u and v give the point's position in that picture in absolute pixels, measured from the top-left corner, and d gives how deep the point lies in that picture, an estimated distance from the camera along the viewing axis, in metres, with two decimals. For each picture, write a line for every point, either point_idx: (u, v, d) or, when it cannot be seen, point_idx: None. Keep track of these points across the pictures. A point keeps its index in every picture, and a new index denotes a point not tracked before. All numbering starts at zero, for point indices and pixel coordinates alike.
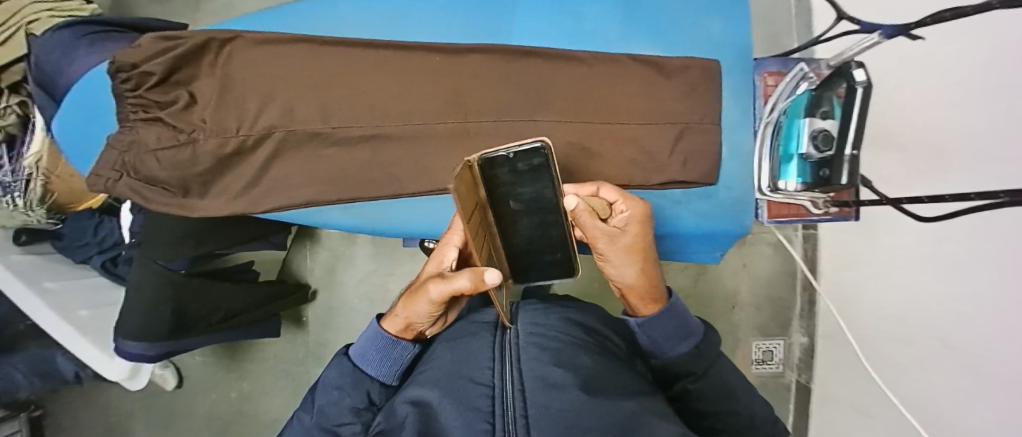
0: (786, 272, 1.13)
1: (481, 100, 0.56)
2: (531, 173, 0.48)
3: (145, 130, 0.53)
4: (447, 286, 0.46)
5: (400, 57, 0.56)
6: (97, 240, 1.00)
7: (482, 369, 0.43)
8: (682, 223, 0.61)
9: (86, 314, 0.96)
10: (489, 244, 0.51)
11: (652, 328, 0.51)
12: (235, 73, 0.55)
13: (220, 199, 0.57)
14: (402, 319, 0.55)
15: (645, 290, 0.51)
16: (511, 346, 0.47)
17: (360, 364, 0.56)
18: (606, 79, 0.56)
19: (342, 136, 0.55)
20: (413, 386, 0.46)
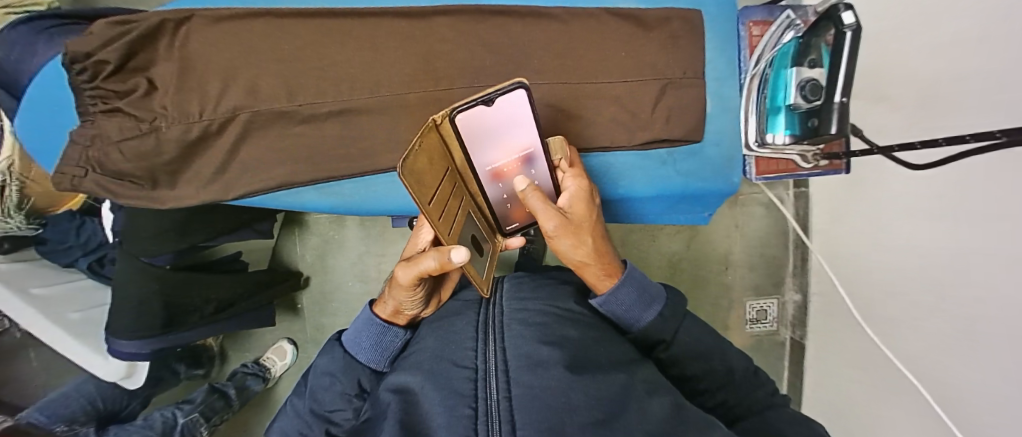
0: (779, 231, 1.12)
1: (456, 65, 0.53)
2: (506, 123, 0.48)
3: (106, 122, 0.50)
4: (418, 267, 0.47)
5: (366, 25, 0.53)
6: (81, 242, 0.97)
7: (465, 350, 0.43)
8: (669, 183, 0.59)
9: (76, 317, 0.92)
10: (467, 207, 0.50)
11: (613, 303, 0.51)
12: (193, 54, 0.51)
13: (191, 188, 0.55)
14: (392, 308, 0.56)
15: (599, 267, 0.52)
16: (495, 326, 0.46)
17: (352, 351, 0.56)
18: (584, 36, 0.53)
19: (311, 113, 0.53)
20: (398, 370, 0.46)
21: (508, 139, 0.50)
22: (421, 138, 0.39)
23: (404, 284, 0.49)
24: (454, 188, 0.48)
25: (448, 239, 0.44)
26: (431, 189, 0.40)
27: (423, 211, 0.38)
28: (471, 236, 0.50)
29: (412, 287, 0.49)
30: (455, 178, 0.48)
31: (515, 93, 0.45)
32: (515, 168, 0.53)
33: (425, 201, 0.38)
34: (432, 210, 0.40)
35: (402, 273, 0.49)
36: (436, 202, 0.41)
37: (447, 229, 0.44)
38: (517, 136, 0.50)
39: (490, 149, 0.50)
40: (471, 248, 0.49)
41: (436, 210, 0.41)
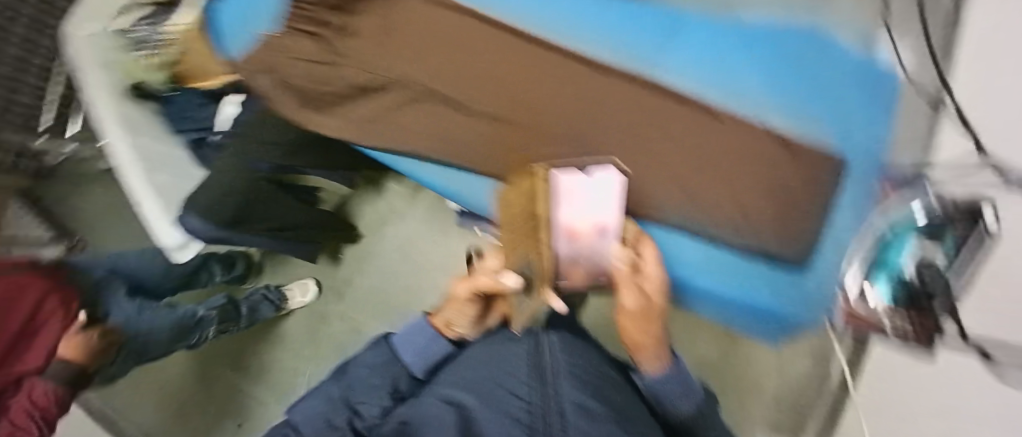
0: (813, 389, 1.00)
1: (608, 113, 0.56)
2: (596, 197, 0.53)
3: (305, 46, 0.61)
4: (485, 279, 0.58)
5: (547, 51, 0.59)
6: (195, 116, 1.06)
7: (520, 384, 0.45)
8: (759, 297, 0.56)
9: (164, 177, 1.00)
10: (535, 253, 0.56)
11: (659, 385, 0.51)
12: (394, 22, 0.61)
13: (338, 123, 0.60)
14: (446, 321, 0.62)
15: (653, 347, 0.52)
16: (548, 370, 0.48)
17: (399, 347, 0.59)
18: (734, 131, 0.54)
19: (468, 104, 0.58)
20: (446, 385, 0.48)
21: (591, 204, 0.52)
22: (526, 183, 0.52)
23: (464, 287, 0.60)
24: (531, 231, 0.56)
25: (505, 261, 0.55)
26: (514, 217, 0.53)
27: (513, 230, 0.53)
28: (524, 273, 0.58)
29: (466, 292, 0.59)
30: (537, 227, 0.55)
31: (608, 172, 0.53)
32: (589, 236, 0.53)
33: (505, 222, 0.52)
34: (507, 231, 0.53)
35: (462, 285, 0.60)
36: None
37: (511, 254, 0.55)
38: (599, 206, 0.52)
39: (577, 218, 0.52)
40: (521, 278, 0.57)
41: (509, 234, 0.52)
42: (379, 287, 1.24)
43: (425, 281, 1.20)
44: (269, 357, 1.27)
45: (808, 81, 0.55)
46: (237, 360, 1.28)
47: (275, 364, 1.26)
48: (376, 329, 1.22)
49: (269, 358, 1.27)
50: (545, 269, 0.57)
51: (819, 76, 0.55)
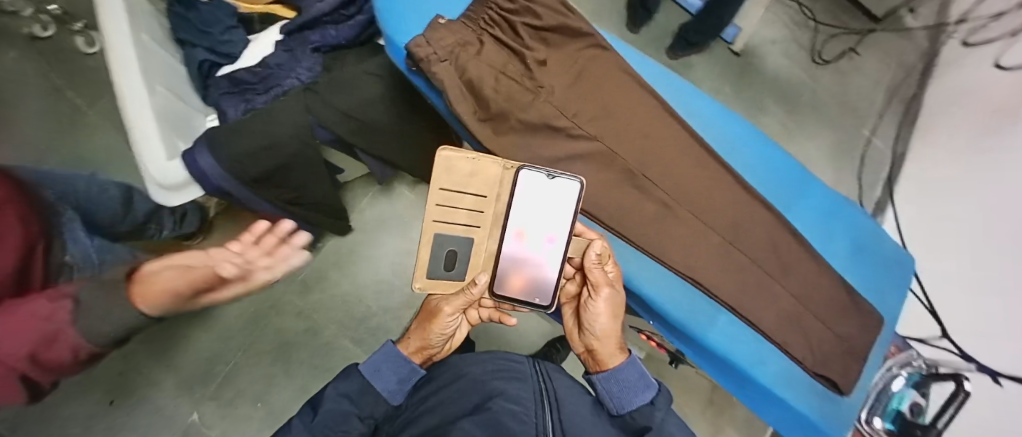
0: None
1: (749, 236, 0.63)
2: (547, 193, 0.55)
3: (496, 55, 0.58)
4: (439, 279, 0.56)
5: (714, 161, 0.63)
6: (218, 37, 0.97)
7: (526, 407, 0.60)
8: (810, 411, 0.63)
9: (162, 92, 0.87)
10: (474, 236, 0.56)
11: (613, 379, 0.54)
12: (589, 73, 0.61)
13: (504, 145, 0.57)
14: (414, 346, 0.68)
15: (612, 342, 0.57)
16: (551, 400, 0.64)
17: (371, 377, 0.63)
18: (838, 285, 0.65)
19: (647, 183, 0.60)
20: (453, 397, 0.63)
21: (544, 218, 0.56)
22: (475, 154, 0.53)
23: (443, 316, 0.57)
24: (474, 213, 0.55)
25: (433, 231, 0.54)
26: (458, 185, 0.53)
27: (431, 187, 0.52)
28: (451, 251, 0.55)
29: (454, 316, 0.57)
30: (485, 208, 0.55)
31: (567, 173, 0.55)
32: (539, 249, 0.56)
33: (438, 182, 0.52)
34: (438, 193, 0.53)
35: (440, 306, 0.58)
36: (455, 196, 0.53)
37: (446, 223, 0.54)
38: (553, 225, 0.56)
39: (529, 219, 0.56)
40: (443, 259, 0.55)
41: (442, 197, 0.53)
42: (351, 293, 1.13)
43: (408, 302, 1.13)
44: (190, 335, 1.06)
45: (877, 259, 0.70)
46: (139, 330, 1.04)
47: (192, 347, 1.06)
48: (337, 338, 1.10)
49: (188, 338, 1.06)
50: (479, 261, 0.56)
51: (875, 260, 0.70)
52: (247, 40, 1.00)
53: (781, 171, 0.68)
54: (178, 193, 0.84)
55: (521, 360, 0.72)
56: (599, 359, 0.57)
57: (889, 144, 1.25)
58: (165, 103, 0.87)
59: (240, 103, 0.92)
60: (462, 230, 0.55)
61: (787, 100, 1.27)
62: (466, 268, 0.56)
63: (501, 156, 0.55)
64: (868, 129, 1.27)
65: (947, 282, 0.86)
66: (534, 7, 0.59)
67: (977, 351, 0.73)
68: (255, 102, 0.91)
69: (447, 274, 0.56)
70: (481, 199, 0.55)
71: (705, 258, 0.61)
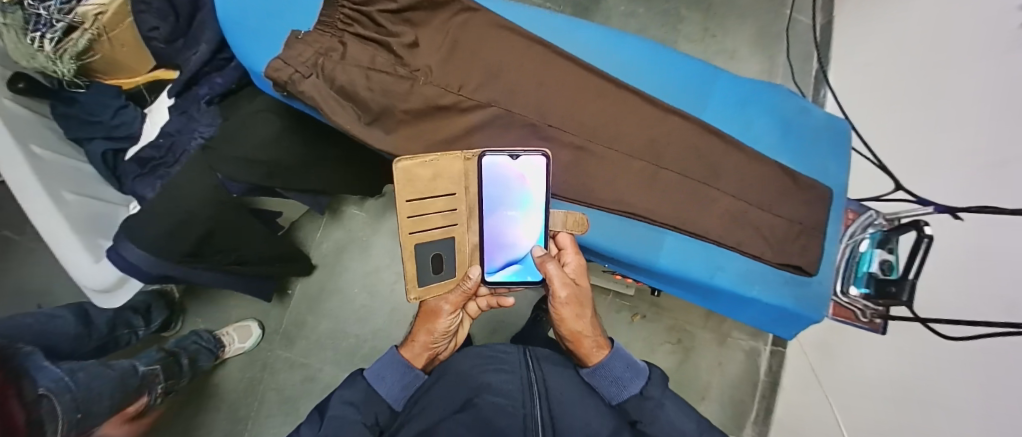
0: (750, 382, 1.13)
1: (671, 152, 0.62)
2: (521, 182, 0.56)
3: (362, 51, 0.55)
4: (434, 283, 0.58)
5: (614, 90, 0.61)
6: (112, 124, 0.92)
7: (514, 398, 0.65)
8: (782, 301, 0.62)
9: (73, 199, 0.84)
10: (454, 236, 0.57)
11: (601, 371, 0.63)
12: (464, 39, 0.58)
13: (400, 140, 0.55)
14: (421, 345, 0.67)
15: (590, 339, 0.64)
16: (539, 383, 0.67)
17: (375, 384, 0.63)
18: (772, 172, 0.64)
19: (554, 133, 0.59)
20: (448, 392, 0.66)
21: (514, 203, 0.57)
22: (434, 156, 0.53)
23: (440, 315, 0.57)
24: (448, 214, 0.56)
25: (413, 244, 0.55)
26: (425, 192, 0.54)
27: (401, 200, 0.53)
28: (435, 255, 0.57)
29: (456, 309, 0.58)
30: (457, 207, 0.56)
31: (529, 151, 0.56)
32: (520, 227, 0.58)
33: (406, 194, 0.53)
34: (407, 206, 0.53)
35: (447, 301, 0.58)
36: (426, 203, 0.54)
37: (422, 230, 0.55)
38: (526, 208, 0.57)
39: (502, 208, 0.57)
40: (430, 265, 0.57)
41: (413, 208, 0.54)
42: (336, 327, 1.13)
43: (393, 316, 1.13)
44: (196, 418, 1.08)
45: (807, 132, 0.69)
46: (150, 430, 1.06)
47: (203, 429, 1.07)
48: (336, 376, 1.11)
49: (195, 421, 1.07)
50: (465, 255, 0.59)
51: (806, 135, 0.69)
52: (142, 115, 0.95)
53: (685, 76, 0.67)
54: (118, 295, 0.83)
55: (512, 348, 0.74)
56: (585, 356, 0.65)
57: (813, 18, 1.22)
58: (81, 208, 0.85)
59: (156, 181, 0.89)
60: (442, 234, 0.57)
61: (701, 3, 1.23)
62: (454, 265, 0.59)
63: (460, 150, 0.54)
64: (784, 2, 1.23)
65: (893, 135, 0.86)
66: None
67: (931, 193, 0.74)
68: (169, 174, 0.88)
69: (438, 278, 0.58)
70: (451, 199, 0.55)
71: (634, 188, 0.60)
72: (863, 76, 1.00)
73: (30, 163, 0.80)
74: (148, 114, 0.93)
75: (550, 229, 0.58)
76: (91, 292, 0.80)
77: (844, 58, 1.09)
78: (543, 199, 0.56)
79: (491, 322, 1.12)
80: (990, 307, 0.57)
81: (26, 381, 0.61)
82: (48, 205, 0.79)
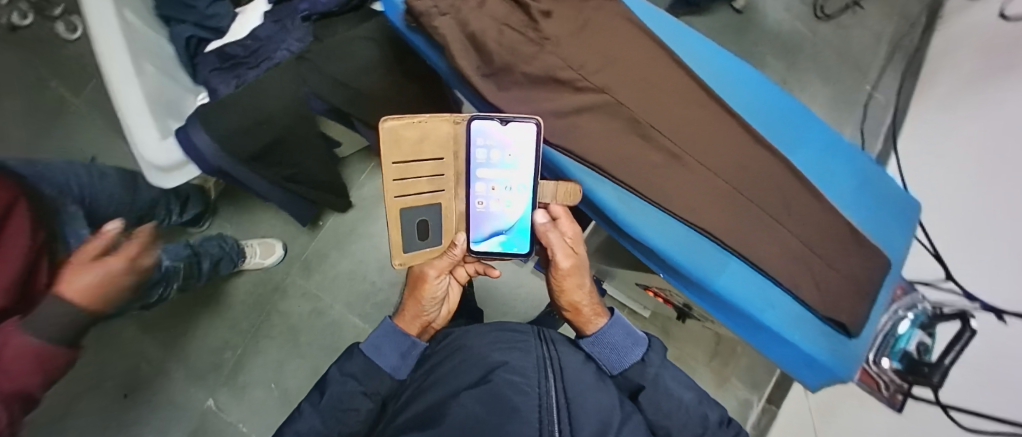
0: None
1: (755, 182, 0.63)
2: (510, 147, 0.56)
3: (499, 6, 0.56)
4: (419, 250, 0.60)
5: (717, 108, 0.63)
6: (203, 13, 0.92)
7: (529, 376, 0.52)
8: (819, 353, 0.62)
9: (151, 71, 0.85)
10: (439, 202, 0.59)
11: (603, 338, 0.57)
12: (593, 22, 0.59)
13: (509, 100, 0.56)
14: (411, 314, 0.60)
15: (589, 305, 0.59)
16: (554, 363, 0.55)
17: (373, 357, 0.56)
18: (841, 228, 0.65)
19: (654, 134, 0.60)
20: (456, 369, 0.55)
21: (498, 169, 0.57)
22: (420, 119, 0.54)
23: (429, 281, 0.59)
24: (434, 179, 0.58)
25: (399, 207, 0.58)
26: (410, 156, 0.55)
27: (390, 165, 0.55)
28: (421, 220, 0.59)
29: (441, 274, 0.59)
30: (444, 172, 0.58)
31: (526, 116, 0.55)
32: (504, 192, 0.58)
33: (390, 156, 0.55)
34: (392, 168, 0.55)
35: (432, 267, 0.59)
36: (413, 166, 0.56)
37: (407, 195, 0.57)
38: (513, 176, 0.57)
39: (490, 174, 0.57)
40: (415, 230, 0.59)
41: (399, 171, 0.56)
42: (354, 268, 1.14)
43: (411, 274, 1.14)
44: (198, 321, 1.09)
45: (881, 200, 0.70)
46: (153, 319, 1.07)
47: (199, 334, 1.08)
48: (343, 316, 1.12)
49: (193, 325, 1.08)
50: (450, 222, 0.60)
51: (880, 203, 0.70)
52: (234, 14, 0.95)
53: (783, 116, 0.68)
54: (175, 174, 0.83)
55: (523, 329, 0.62)
56: (581, 324, 0.59)
57: (891, 97, 1.22)
58: (156, 83, 0.86)
59: (232, 79, 0.90)
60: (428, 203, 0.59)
61: (786, 54, 1.24)
62: (441, 232, 0.61)
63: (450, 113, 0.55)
64: (868, 78, 1.24)
65: (951, 229, 0.87)
66: None
67: (977, 290, 0.75)
68: (247, 75, 0.89)
69: (424, 243, 0.60)
70: (438, 163, 0.57)
71: (711, 206, 0.61)
72: (929, 165, 1.01)
73: (123, 30, 0.81)
74: (241, 14, 0.94)
75: (538, 200, 0.58)
76: (151, 166, 0.80)
77: (912, 143, 1.10)
78: (531, 163, 0.56)
79: (505, 305, 1.13)
80: (1002, 407, 0.60)
81: (65, 243, 0.62)
82: (129, 70, 0.79)
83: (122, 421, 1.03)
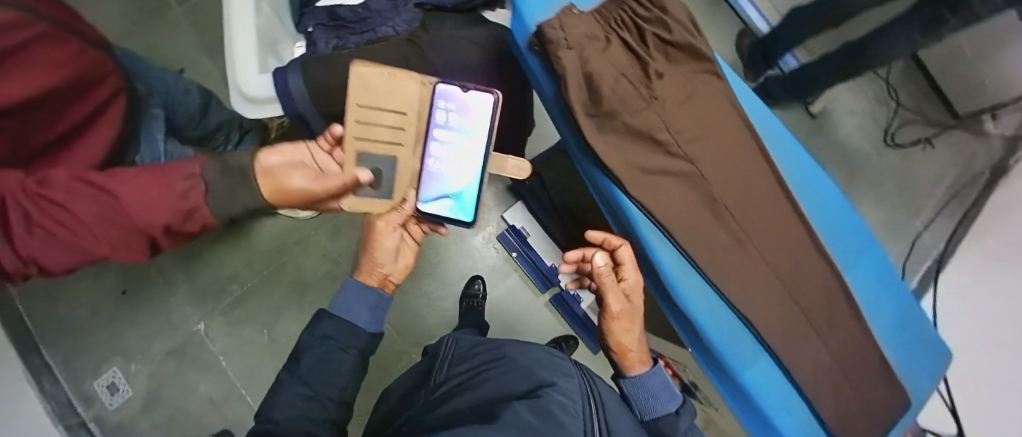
0: None
1: (804, 288, 0.64)
2: (468, 115, 0.61)
3: (621, 57, 0.59)
4: (371, 198, 0.60)
5: (789, 209, 0.64)
6: None
7: (577, 401, 0.45)
8: None
9: (264, 7, 0.89)
10: (397, 156, 0.60)
11: (643, 386, 0.55)
12: (701, 96, 0.62)
13: (605, 143, 0.58)
14: (369, 269, 0.61)
15: (635, 351, 0.58)
16: (599, 398, 0.48)
17: (344, 316, 0.57)
18: (873, 357, 0.66)
19: (726, 215, 0.62)
20: (497, 375, 0.50)
21: (454, 134, 0.61)
22: (389, 71, 0.58)
23: (379, 234, 0.61)
24: (394, 132, 0.59)
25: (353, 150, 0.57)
26: (376, 103, 0.58)
27: (352, 117, 0.58)
28: (375, 169, 0.59)
29: (393, 225, 0.61)
30: (404, 127, 0.60)
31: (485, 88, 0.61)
32: (458, 156, 0.62)
33: (355, 100, 0.57)
34: (356, 110, 0.57)
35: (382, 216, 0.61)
36: (376, 113, 0.58)
37: (365, 140, 0.57)
38: (466, 142, 0.62)
39: (448, 138, 0.61)
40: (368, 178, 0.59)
41: (361, 115, 0.57)
42: None
43: None
44: (219, 247, 1.09)
45: (916, 342, 0.71)
46: None
47: (217, 260, 1.09)
48: None
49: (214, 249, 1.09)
50: (405, 178, 0.61)
51: (914, 344, 0.71)
52: None
53: (844, 234, 0.70)
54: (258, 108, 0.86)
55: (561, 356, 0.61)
56: (624, 366, 0.58)
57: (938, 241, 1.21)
58: (266, 20, 0.89)
59: (333, 39, 0.91)
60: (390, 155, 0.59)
61: (847, 168, 1.25)
62: (394, 185, 0.61)
63: (418, 75, 0.60)
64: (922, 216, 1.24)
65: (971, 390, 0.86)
66: (667, 21, 0.60)
67: None
68: (348, 40, 0.91)
69: (375, 193, 0.60)
70: (402, 117, 0.59)
71: (759, 298, 0.62)
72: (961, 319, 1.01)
73: None
74: None
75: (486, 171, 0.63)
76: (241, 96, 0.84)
77: None
78: (484, 134, 0.62)
79: None
80: None
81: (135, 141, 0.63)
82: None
83: (119, 318, 1.04)
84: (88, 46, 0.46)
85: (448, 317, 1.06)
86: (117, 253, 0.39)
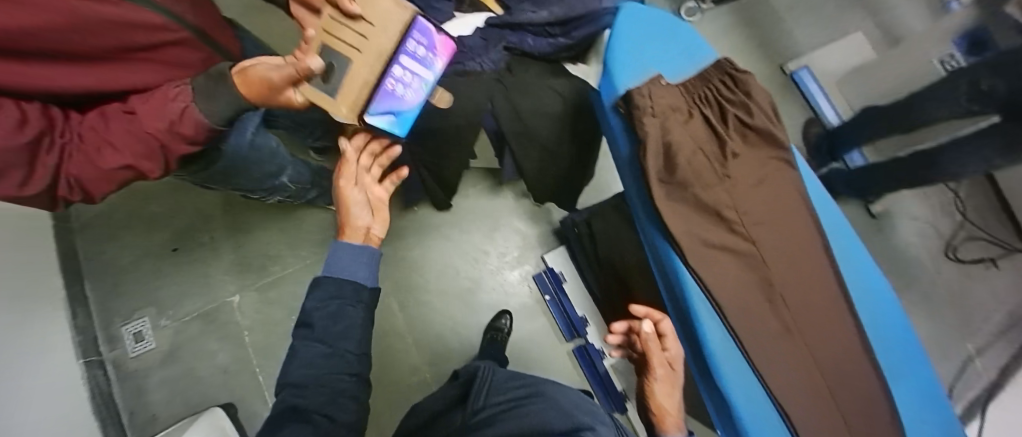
0: None
1: (851, 391, 0.62)
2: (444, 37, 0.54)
3: (700, 132, 0.61)
4: (318, 95, 0.45)
5: (843, 308, 0.64)
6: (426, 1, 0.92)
7: None
8: None
9: None
10: (358, 53, 0.46)
11: None
12: (771, 181, 0.64)
13: (673, 209, 0.60)
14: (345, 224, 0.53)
15: (675, 417, 0.57)
16: None
17: (335, 272, 0.48)
18: None
19: (779, 302, 0.62)
20: (537, 413, 0.50)
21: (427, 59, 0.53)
22: None
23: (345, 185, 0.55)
24: (365, 24, 0.46)
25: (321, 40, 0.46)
26: None
27: (291, 4, 0.53)
28: (331, 62, 0.45)
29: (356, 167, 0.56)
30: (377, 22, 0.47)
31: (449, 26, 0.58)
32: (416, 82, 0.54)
33: None
34: None
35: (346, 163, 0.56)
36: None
37: (339, 25, 0.45)
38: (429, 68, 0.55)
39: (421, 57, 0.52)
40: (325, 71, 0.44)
41: None
42: None
43: None
44: (265, 224, 1.08)
45: None
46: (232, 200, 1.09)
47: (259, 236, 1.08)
48: None
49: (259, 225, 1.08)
50: (357, 85, 0.46)
51: None
52: None
53: (896, 343, 0.68)
54: None
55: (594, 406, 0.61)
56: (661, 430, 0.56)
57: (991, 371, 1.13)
58: None
59: None
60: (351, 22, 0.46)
61: (903, 274, 1.19)
62: (344, 85, 0.45)
63: None
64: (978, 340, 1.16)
65: None
66: (750, 106, 0.63)
67: None
68: None
69: (322, 88, 0.45)
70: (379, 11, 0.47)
71: (802, 391, 0.61)
72: None
73: None
74: None
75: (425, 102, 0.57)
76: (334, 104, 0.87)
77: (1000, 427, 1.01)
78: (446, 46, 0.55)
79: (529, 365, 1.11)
80: None
81: None
82: None
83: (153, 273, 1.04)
84: (224, 47, 0.49)
85: (471, 344, 1.05)
86: (143, 162, 0.42)
